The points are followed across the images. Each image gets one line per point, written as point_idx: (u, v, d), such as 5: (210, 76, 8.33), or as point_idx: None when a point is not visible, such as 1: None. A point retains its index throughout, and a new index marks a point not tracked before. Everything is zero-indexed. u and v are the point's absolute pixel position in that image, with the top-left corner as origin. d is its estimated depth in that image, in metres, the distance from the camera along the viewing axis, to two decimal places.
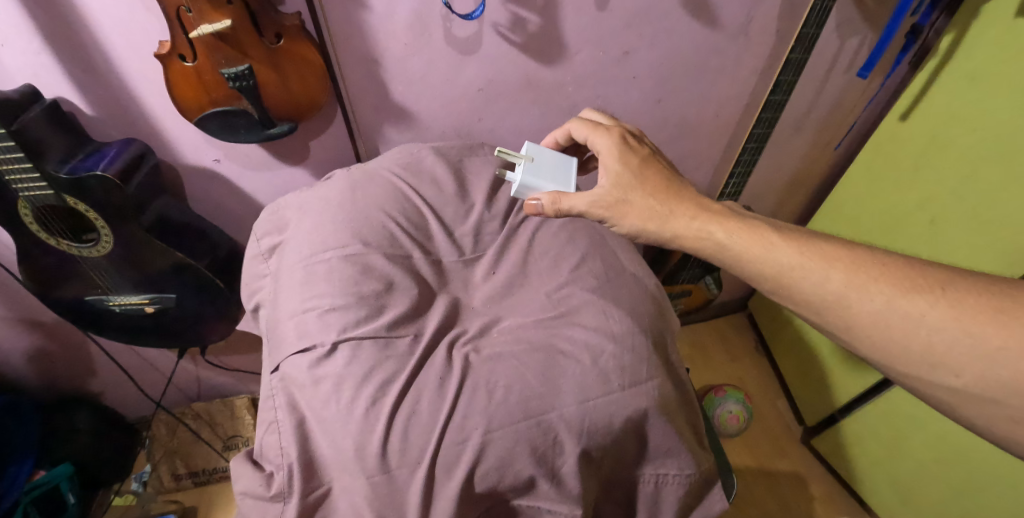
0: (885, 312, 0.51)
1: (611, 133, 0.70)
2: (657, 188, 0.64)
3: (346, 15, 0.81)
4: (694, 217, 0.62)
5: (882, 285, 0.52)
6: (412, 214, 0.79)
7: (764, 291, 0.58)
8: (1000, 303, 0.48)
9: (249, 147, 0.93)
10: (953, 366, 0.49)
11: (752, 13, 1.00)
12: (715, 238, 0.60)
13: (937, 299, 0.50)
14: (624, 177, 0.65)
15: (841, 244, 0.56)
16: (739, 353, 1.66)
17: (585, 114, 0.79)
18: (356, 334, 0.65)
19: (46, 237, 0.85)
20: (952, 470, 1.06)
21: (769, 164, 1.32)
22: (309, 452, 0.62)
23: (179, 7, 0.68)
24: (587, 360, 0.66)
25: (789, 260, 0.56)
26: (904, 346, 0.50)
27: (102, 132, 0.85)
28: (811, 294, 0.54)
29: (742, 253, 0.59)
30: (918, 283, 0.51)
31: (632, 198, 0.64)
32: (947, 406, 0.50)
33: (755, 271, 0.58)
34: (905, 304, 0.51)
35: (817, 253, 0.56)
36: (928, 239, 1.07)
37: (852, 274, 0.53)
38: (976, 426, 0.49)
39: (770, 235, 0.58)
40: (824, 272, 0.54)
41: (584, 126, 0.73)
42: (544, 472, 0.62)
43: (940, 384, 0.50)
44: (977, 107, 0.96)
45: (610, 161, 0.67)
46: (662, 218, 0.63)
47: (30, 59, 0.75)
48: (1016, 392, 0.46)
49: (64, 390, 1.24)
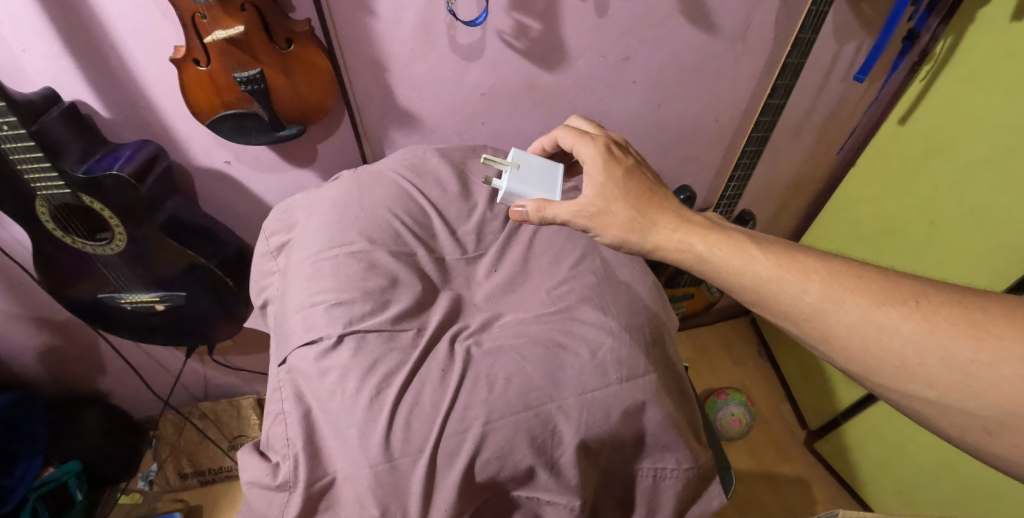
0: (860, 324, 0.53)
1: (596, 143, 0.71)
2: (639, 199, 0.66)
3: (354, 22, 0.84)
4: (675, 229, 0.64)
5: (858, 296, 0.54)
6: (415, 213, 0.81)
7: (744, 302, 0.60)
8: (972, 316, 0.50)
9: (258, 149, 0.96)
10: (927, 378, 0.50)
11: (750, 19, 1.02)
12: (695, 250, 0.62)
13: (911, 311, 0.52)
14: (608, 187, 0.67)
15: (820, 256, 0.58)
16: (741, 357, 1.67)
17: (572, 122, 0.81)
18: (362, 327, 0.68)
19: (61, 235, 0.87)
20: (954, 473, 1.06)
21: (769, 168, 1.33)
22: (315, 442, 0.64)
23: (195, 13, 0.71)
24: (582, 358, 0.68)
25: (767, 271, 0.58)
26: (880, 357, 0.52)
27: (116, 133, 0.88)
28: (789, 305, 0.56)
29: (721, 265, 0.61)
30: (893, 296, 0.53)
31: (616, 209, 0.66)
32: (923, 415, 0.52)
33: (734, 282, 0.60)
34: (880, 316, 0.52)
35: (795, 265, 0.58)
36: (928, 243, 1.09)
37: (828, 286, 0.55)
38: (951, 436, 0.51)
39: (750, 248, 0.60)
40: (802, 284, 0.56)
41: (570, 134, 0.74)
42: (543, 462, 0.64)
43: (915, 394, 0.51)
44: (974, 115, 0.97)
45: (594, 170, 0.68)
46: (645, 228, 0.65)
47: (50, 63, 0.78)
48: (987, 404, 0.48)
49: (75, 388, 1.27)
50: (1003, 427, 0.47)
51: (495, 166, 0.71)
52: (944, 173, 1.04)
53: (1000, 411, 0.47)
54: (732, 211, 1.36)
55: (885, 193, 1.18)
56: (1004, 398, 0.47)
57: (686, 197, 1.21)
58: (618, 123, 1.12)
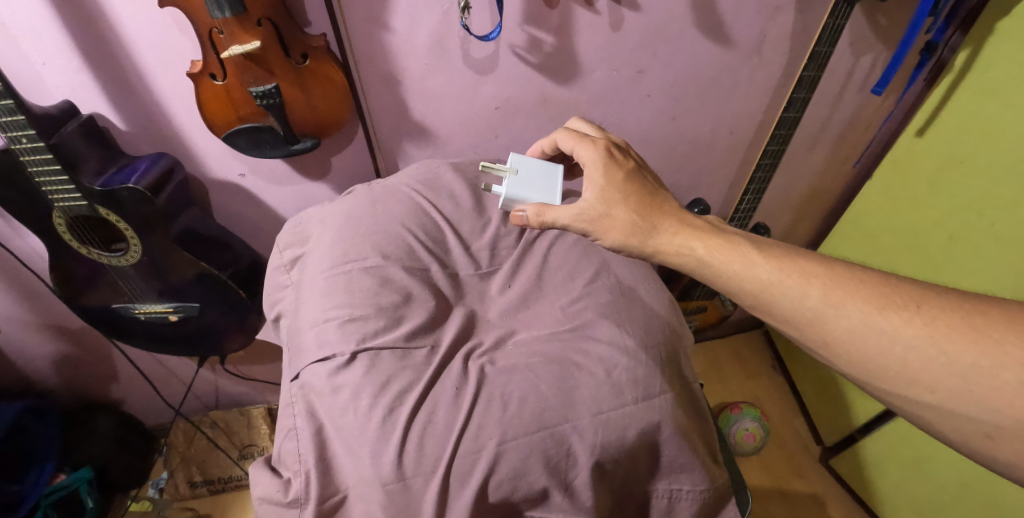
0: (861, 329, 0.51)
1: (597, 145, 0.71)
2: (639, 202, 0.65)
3: (368, 36, 0.85)
4: (676, 232, 0.63)
5: (858, 301, 0.52)
6: (430, 228, 0.81)
7: (745, 306, 0.59)
8: (973, 321, 0.48)
9: (273, 163, 0.96)
10: (928, 383, 0.49)
11: (765, 32, 1.01)
12: (696, 254, 0.61)
13: (912, 316, 0.50)
14: (608, 191, 0.66)
15: (821, 260, 0.57)
16: (755, 371, 1.65)
17: (572, 125, 0.80)
18: (374, 345, 0.67)
19: (78, 246, 0.88)
20: (975, 490, 1.03)
21: (784, 180, 1.32)
22: (327, 459, 0.63)
23: (212, 28, 0.72)
24: (592, 374, 0.67)
25: (768, 276, 0.56)
26: (882, 363, 0.50)
27: (133, 146, 0.89)
28: (790, 310, 0.55)
29: (721, 269, 0.59)
30: (894, 300, 0.51)
31: (615, 212, 0.65)
32: (925, 422, 0.50)
33: (734, 287, 0.58)
34: (880, 321, 0.51)
35: (795, 270, 0.56)
36: (946, 254, 1.07)
37: (829, 291, 0.53)
38: (955, 442, 0.49)
39: (750, 252, 0.59)
40: (802, 289, 0.55)
41: (571, 137, 0.73)
42: (558, 483, 0.63)
43: (916, 400, 0.50)
44: (994, 125, 0.96)
45: (594, 174, 0.68)
46: (645, 232, 0.63)
47: (69, 77, 0.79)
48: (987, 409, 0.46)
49: (89, 395, 1.28)
50: (1003, 432, 0.46)
51: (494, 173, 0.71)
52: (961, 184, 1.03)
53: (1001, 416, 0.46)
54: (746, 224, 1.35)
55: (900, 206, 1.17)
56: (1004, 403, 0.45)
57: (700, 209, 1.20)
58: (631, 136, 1.11)
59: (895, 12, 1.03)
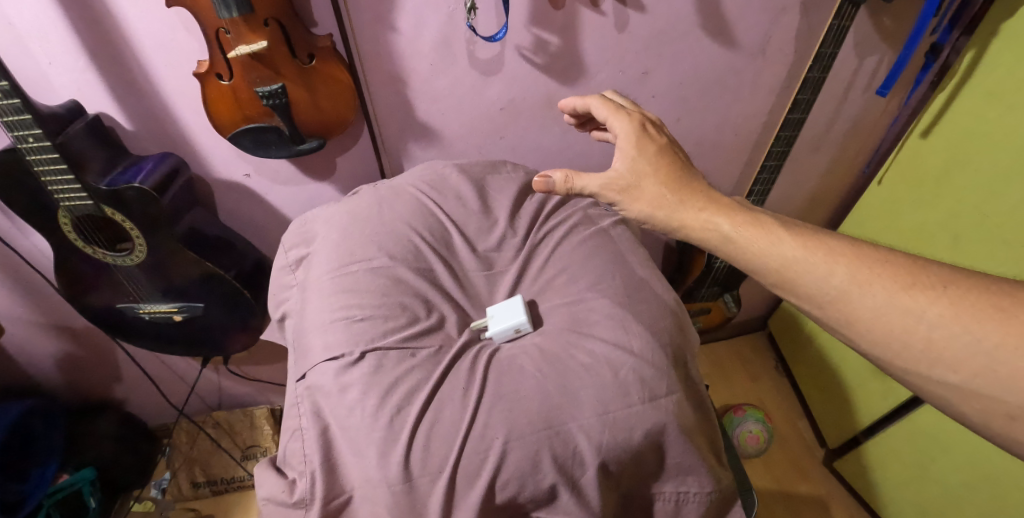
0: (886, 307, 0.51)
1: (632, 118, 0.70)
2: (670, 176, 0.65)
3: (375, 35, 0.85)
4: (702, 209, 0.62)
5: (884, 280, 0.52)
6: (435, 228, 0.81)
7: (767, 284, 0.58)
8: (1000, 302, 0.48)
9: (278, 163, 0.96)
10: (952, 362, 0.48)
11: (769, 33, 1.01)
12: (721, 230, 0.60)
13: (938, 296, 0.50)
14: (639, 163, 0.66)
15: (848, 240, 0.56)
16: (760, 373, 1.64)
17: (607, 94, 0.79)
18: (382, 345, 0.67)
19: (83, 246, 0.88)
20: (979, 493, 1.02)
21: (789, 181, 1.32)
22: (332, 459, 0.63)
23: (219, 28, 0.72)
24: (597, 374, 0.66)
25: (793, 253, 0.56)
26: (905, 343, 0.50)
27: (138, 146, 0.89)
28: (813, 287, 0.54)
29: (745, 246, 0.58)
30: (921, 280, 0.51)
31: (644, 184, 0.65)
32: (945, 403, 0.49)
33: (758, 263, 0.57)
34: (906, 299, 0.50)
35: (821, 248, 0.55)
36: (951, 254, 1.07)
37: (855, 270, 0.53)
38: (974, 424, 0.48)
39: (777, 230, 0.58)
40: (828, 266, 0.54)
41: (606, 107, 0.73)
42: (565, 481, 0.62)
43: (939, 380, 0.49)
44: (999, 124, 0.95)
45: (626, 145, 0.68)
46: (672, 207, 0.63)
47: (76, 77, 0.79)
48: (1012, 389, 0.45)
49: (92, 395, 1.28)
50: None
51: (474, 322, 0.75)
52: (965, 182, 1.03)
53: None
54: None
55: (907, 207, 1.16)
56: None
57: None
58: None
59: (900, 14, 1.03)
